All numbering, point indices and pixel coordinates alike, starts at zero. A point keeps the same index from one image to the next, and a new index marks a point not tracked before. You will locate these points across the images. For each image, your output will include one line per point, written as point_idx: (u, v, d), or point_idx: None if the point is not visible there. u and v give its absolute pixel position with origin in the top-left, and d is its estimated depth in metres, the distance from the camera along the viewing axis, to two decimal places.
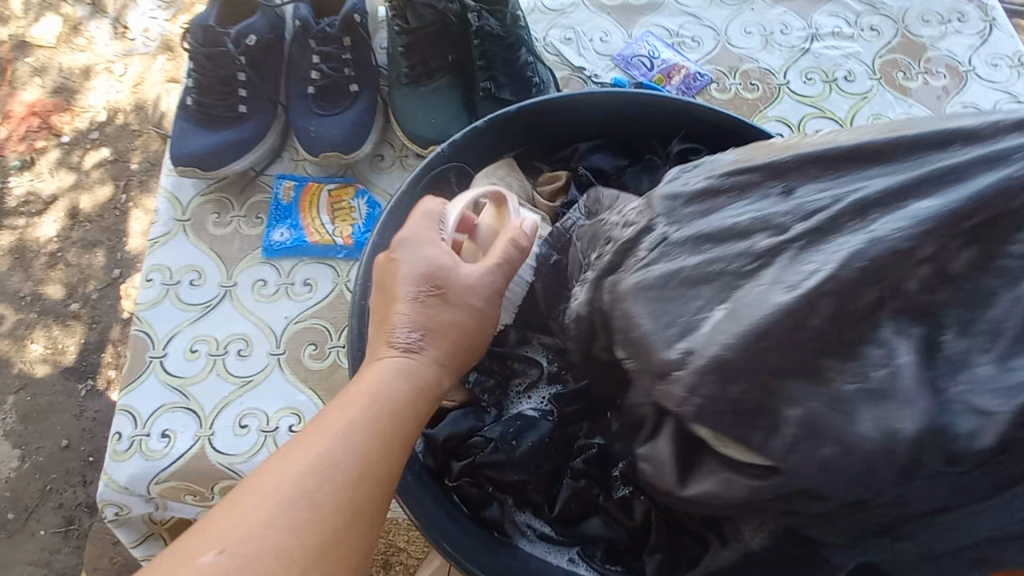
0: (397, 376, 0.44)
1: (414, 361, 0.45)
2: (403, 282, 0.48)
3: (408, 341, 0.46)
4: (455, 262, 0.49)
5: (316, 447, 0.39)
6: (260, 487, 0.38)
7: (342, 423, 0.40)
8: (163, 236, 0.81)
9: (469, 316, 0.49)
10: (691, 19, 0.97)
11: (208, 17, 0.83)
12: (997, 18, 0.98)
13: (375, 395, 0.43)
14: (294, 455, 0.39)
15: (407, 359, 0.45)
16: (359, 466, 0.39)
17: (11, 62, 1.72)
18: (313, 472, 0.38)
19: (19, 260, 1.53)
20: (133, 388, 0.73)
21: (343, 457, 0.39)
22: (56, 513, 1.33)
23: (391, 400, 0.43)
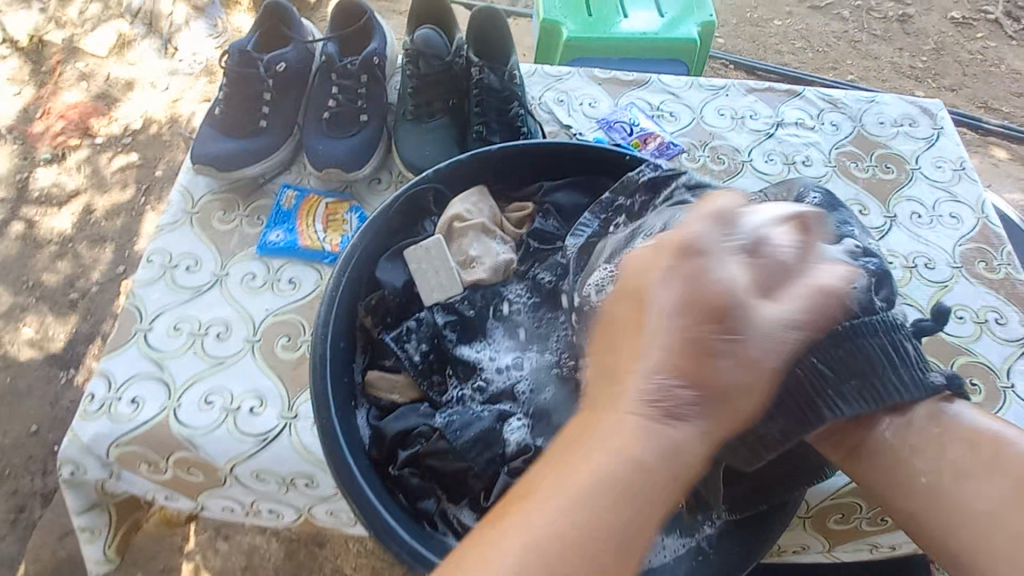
0: (663, 429, 0.43)
1: (688, 416, 0.44)
2: (664, 292, 0.46)
3: (663, 371, 0.44)
4: (720, 274, 0.46)
5: (590, 476, 0.40)
6: (506, 532, 0.39)
7: (599, 462, 0.41)
8: (170, 224, 0.90)
9: (755, 396, 0.46)
10: (671, 97, 1.10)
11: (247, 43, 0.96)
12: (945, 127, 1.10)
13: (623, 443, 0.42)
14: (523, 524, 0.39)
15: (658, 393, 0.44)
16: (587, 527, 0.39)
17: (64, 68, 1.89)
18: (558, 528, 0.39)
19: (30, 245, 1.63)
20: (115, 355, 0.79)
21: (583, 510, 0.39)
22: (9, 499, 1.34)
23: (639, 484, 0.41)
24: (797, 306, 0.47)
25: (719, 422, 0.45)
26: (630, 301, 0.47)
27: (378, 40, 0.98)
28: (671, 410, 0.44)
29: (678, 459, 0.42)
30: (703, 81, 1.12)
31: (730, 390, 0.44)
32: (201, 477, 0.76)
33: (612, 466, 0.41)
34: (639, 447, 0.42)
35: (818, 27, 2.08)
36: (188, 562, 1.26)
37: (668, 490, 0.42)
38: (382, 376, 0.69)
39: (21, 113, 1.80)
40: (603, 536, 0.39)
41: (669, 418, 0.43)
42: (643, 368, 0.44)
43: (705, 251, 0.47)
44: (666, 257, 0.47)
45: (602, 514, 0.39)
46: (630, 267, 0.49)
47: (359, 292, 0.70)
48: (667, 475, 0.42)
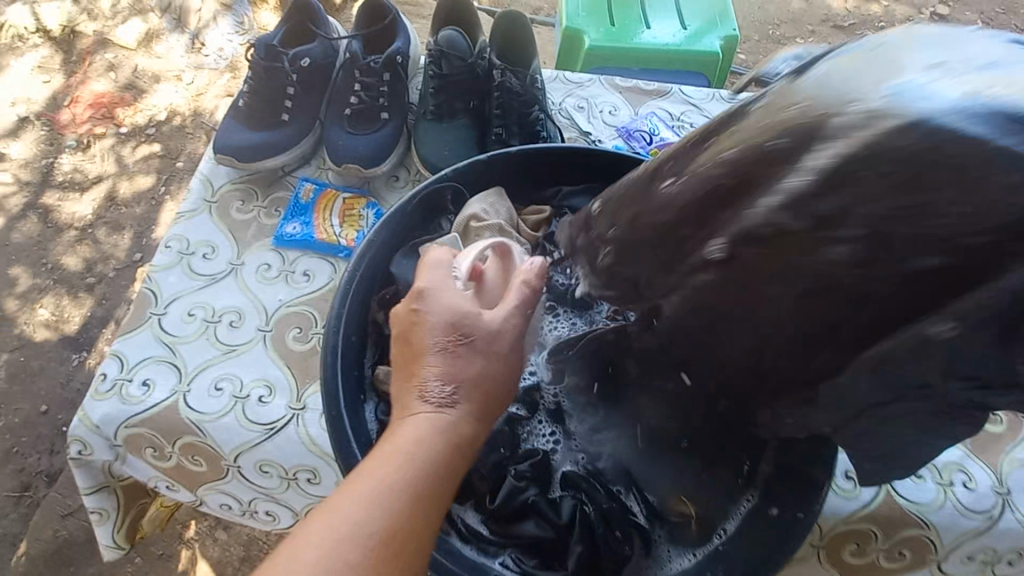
0: (441, 417, 0.46)
1: (459, 404, 0.47)
2: (426, 334, 0.49)
3: (445, 377, 0.47)
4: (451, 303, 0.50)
5: (375, 484, 0.42)
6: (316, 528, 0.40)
7: (411, 454, 0.44)
8: (190, 211, 0.91)
9: (494, 367, 0.49)
10: (692, 108, 1.10)
11: (274, 38, 0.97)
12: None
13: (408, 443, 0.44)
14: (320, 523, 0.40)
15: (441, 396, 0.47)
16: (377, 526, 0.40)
17: (94, 58, 1.93)
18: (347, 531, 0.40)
19: (51, 229, 1.66)
20: (130, 337, 0.80)
21: (395, 494, 0.42)
22: (15, 477, 1.36)
23: (429, 466, 0.44)
24: (509, 313, 0.52)
25: (478, 405, 0.48)
26: (402, 341, 0.50)
27: (402, 40, 0.99)
28: (444, 400, 0.47)
29: (452, 444, 0.45)
30: (725, 93, 1.12)
31: (476, 382, 0.48)
32: (203, 468, 0.77)
33: (400, 464, 0.43)
34: (420, 436, 0.45)
35: (841, 46, 2.07)
36: (186, 548, 1.27)
37: (446, 478, 0.44)
38: (392, 371, 0.69)
39: (50, 100, 1.84)
40: (361, 525, 0.40)
41: (450, 406, 0.47)
42: (429, 367, 0.47)
43: (435, 291, 0.51)
44: (432, 303, 0.51)
45: (398, 495, 0.42)
46: (396, 315, 0.51)
47: (373, 286, 0.70)
48: (445, 457, 0.45)
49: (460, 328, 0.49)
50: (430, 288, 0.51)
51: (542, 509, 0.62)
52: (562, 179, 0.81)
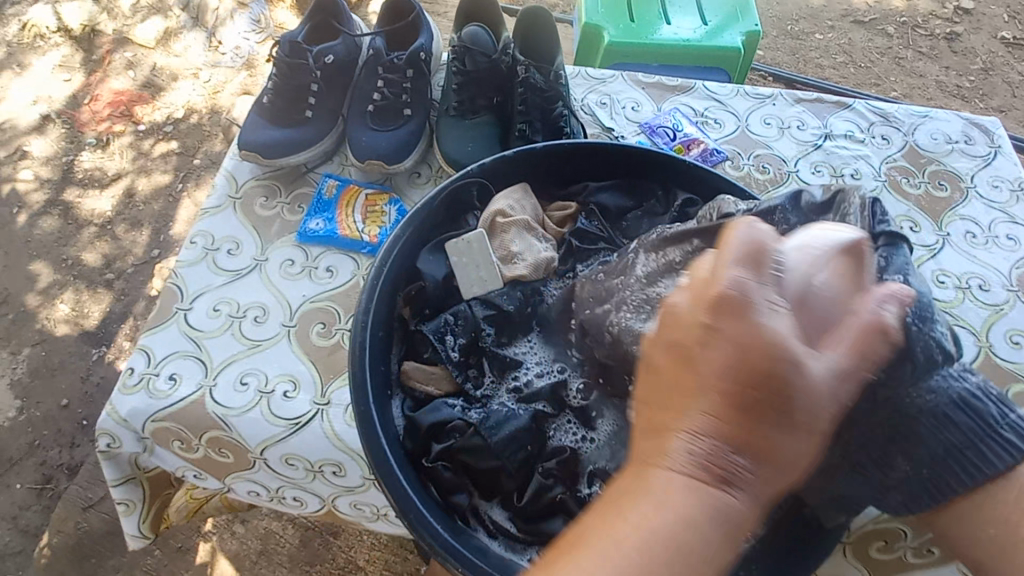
0: (719, 493, 0.40)
1: (744, 481, 0.41)
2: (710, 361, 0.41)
3: (711, 434, 0.41)
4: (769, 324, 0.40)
5: (632, 543, 0.38)
6: None
7: (652, 519, 0.39)
8: (214, 207, 0.91)
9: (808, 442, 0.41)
10: (716, 104, 1.08)
11: (297, 35, 0.97)
12: (1003, 146, 1.06)
13: (674, 501, 0.39)
14: None
15: (702, 456, 0.40)
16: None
17: (113, 56, 1.95)
18: None
19: (71, 225, 1.68)
20: (157, 331, 0.80)
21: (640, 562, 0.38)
22: (37, 470, 1.38)
23: (704, 523, 0.39)
24: (845, 348, 0.42)
25: (772, 476, 0.41)
26: (673, 360, 0.43)
27: (424, 36, 0.99)
28: (725, 471, 0.40)
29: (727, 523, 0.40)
30: (750, 89, 1.10)
31: (786, 459, 0.41)
32: (231, 458, 0.77)
33: (646, 528, 0.39)
34: (676, 501, 0.39)
35: (861, 42, 2.04)
36: (205, 541, 1.28)
37: (739, 525, 0.40)
38: (418, 367, 0.69)
39: (70, 98, 1.86)
40: (666, 572, 0.37)
41: (728, 478, 0.40)
42: (698, 408, 0.41)
43: (747, 302, 0.41)
44: (702, 313, 0.42)
45: (658, 569, 0.37)
46: (672, 316, 0.44)
47: (399, 282, 0.70)
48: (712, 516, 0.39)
49: (767, 361, 0.39)
50: None
51: (570, 508, 0.62)
52: (585, 173, 0.80)
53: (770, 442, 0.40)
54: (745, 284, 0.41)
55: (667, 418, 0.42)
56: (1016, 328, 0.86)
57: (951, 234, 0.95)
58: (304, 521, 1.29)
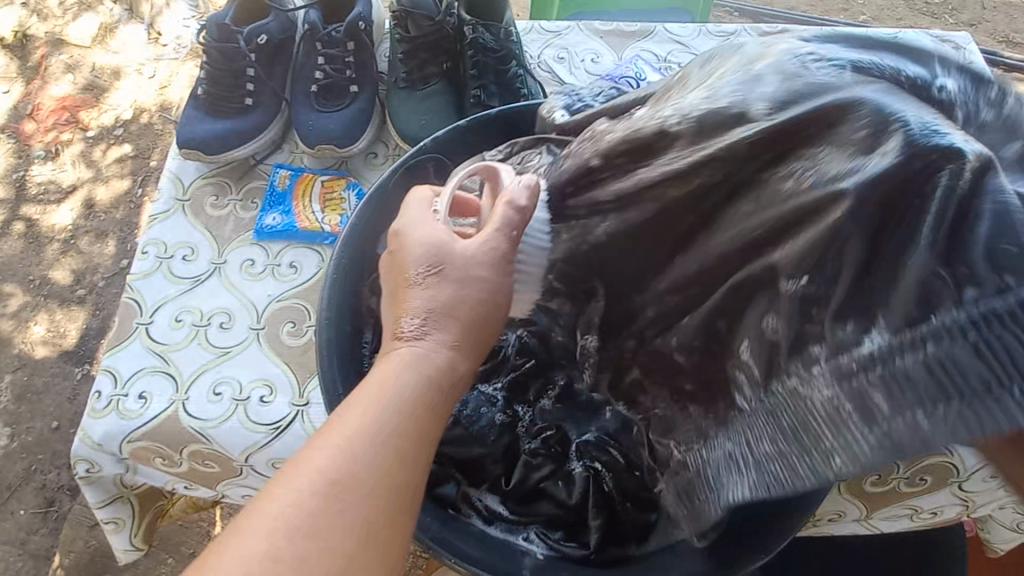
0: (429, 369, 0.45)
1: (428, 348, 0.45)
2: (420, 283, 0.47)
3: (425, 334, 0.46)
4: (457, 243, 0.49)
5: (341, 455, 0.40)
6: (310, 469, 0.39)
7: (367, 420, 0.41)
8: (163, 213, 0.86)
9: (486, 310, 0.48)
10: (679, 46, 1.03)
11: (225, 16, 0.90)
12: (974, 61, 1.03)
13: (397, 387, 0.43)
14: (315, 454, 0.40)
15: (421, 353, 0.45)
16: (351, 464, 0.40)
17: (49, 60, 1.83)
18: (343, 464, 0.39)
19: (33, 244, 1.61)
20: (119, 350, 0.77)
21: (340, 487, 0.39)
22: (38, 494, 1.36)
23: (424, 402, 0.43)
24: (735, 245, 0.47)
25: (445, 395, 0.45)
26: (398, 275, 0.48)
27: (362, 3, 0.92)
28: (457, 373, 0.45)
29: (423, 406, 0.43)
30: (713, 28, 1.05)
31: (448, 352, 0.46)
32: (217, 467, 0.75)
33: (341, 444, 0.40)
34: (401, 396, 0.43)
35: None
36: None
37: (411, 430, 0.42)
38: None
39: (11, 110, 1.76)
40: (347, 482, 0.39)
41: (430, 358, 0.45)
42: (409, 316, 0.46)
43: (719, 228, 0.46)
44: (415, 268, 0.48)
45: (379, 445, 0.41)
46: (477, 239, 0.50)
47: (362, 273, 0.66)
48: (421, 413, 0.43)
49: (434, 256, 0.48)
50: (408, 224, 0.51)
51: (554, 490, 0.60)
52: None
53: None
54: (441, 244, 0.48)
55: (386, 344, 0.46)
56: None
57: None
58: None
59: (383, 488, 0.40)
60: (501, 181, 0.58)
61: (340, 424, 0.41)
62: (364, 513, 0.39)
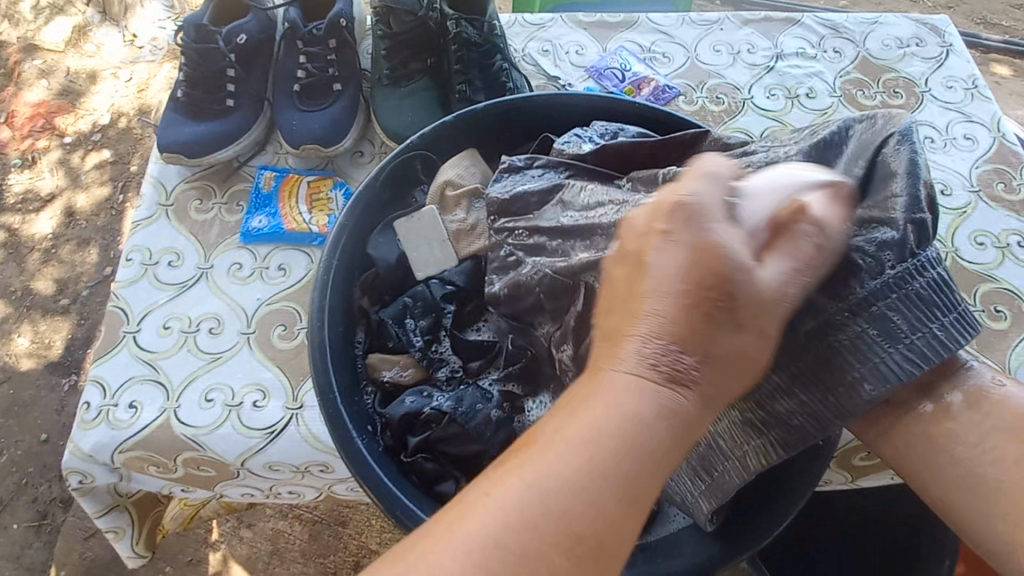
0: (667, 392, 0.39)
1: (692, 378, 0.39)
2: (662, 259, 0.40)
3: (663, 336, 0.39)
4: (718, 231, 0.41)
5: (526, 487, 0.35)
6: (517, 479, 0.36)
7: (604, 417, 0.37)
8: (146, 218, 0.85)
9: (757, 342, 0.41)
10: (663, 36, 1.03)
11: (202, 16, 0.89)
12: (953, 44, 1.04)
13: (622, 401, 0.38)
14: (517, 480, 0.35)
15: (654, 358, 0.39)
16: (586, 509, 0.35)
17: (22, 66, 1.78)
18: (563, 472, 0.35)
19: (13, 254, 1.58)
20: (107, 359, 0.75)
21: (524, 510, 0.34)
22: (30, 507, 1.34)
23: (646, 418, 0.38)
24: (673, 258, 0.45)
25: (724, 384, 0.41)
26: (632, 271, 0.42)
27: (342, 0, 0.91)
28: (679, 375, 0.39)
29: (677, 420, 0.38)
30: (696, 16, 1.05)
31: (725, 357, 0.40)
32: (213, 472, 0.74)
33: (546, 478, 0.35)
34: (625, 405, 0.38)
35: None
36: (214, 551, 1.26)
37: (646, 460, 0.37)
38: (381, 358, 0.66)
39: None
40: (564, 511, 0.35)
41: (680, 381, 0.39)
42: (637, 338, 0.39)
43: (705, 217, 0.41)
44: (657, 222, 0.42)
45: (605, 464, 0.36)
46: (625, 231, 0.44)
47: (353, 273, 0.66)
48: (671, 436, 0.38)
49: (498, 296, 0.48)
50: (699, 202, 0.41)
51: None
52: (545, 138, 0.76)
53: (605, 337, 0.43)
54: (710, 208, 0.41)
55: (621, 323, 0.41)
56: (980, 228, 0.86)
57: None
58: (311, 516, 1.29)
59: (597, 506, 0.35)
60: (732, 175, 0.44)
61: (522, 464, 0.36)
62: (603, 519, 0.35)
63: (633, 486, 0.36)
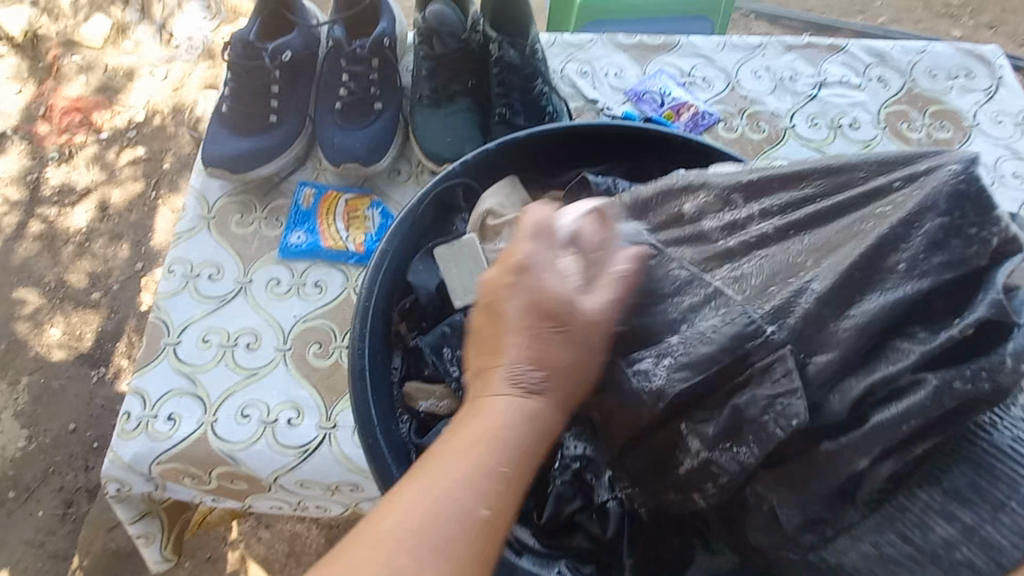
0: (527, 402, 0.45)
1: (547, 389, 0.46)
2: (513, 306, 0.48)
3: (529, 362, 0.46)
4: (548, 281, 0.48)
5: (454, 481, 0.40)
6: (422, 479, 0.40)
7: (458, 457, 0.41)
8: (188, 231, 0.86)
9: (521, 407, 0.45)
10: (703, 60, 1.02)
11: (249, 32, 0.90)
12: (1004, 77, 1.01)
13: (499, 420, 0.43)
14: (424, 482, 0.40)
15: (519, 375, 0.46)
16: (459, 511, 0.39)
17: (62, 61, 1.83)
18: (451, 486, 0.40)
19: (48, 246, 1.62)
20: (147, 370, 0.77)
21: (500, 459, 0.42)
22: (55, 495, 1.37)
23: (520, 436, 0.43)
24: (611, 292, 0.51)
25: (568, 393, 0.47)
26: (487, 314, 0.49)
27: (386, 20, 0.92)
28: (531, 388, 0.46)
29: (532, 433, 0.44)
30: (738, 41, 1.04)
31: (561, 366, 0.47)
32: (246, 485, 0.75)
33: (482, 445, 0.42)
34: (504, 422, 0.44)
35: None
36: (233, 549, 1.28)
37: (494, 485, 0.41)
38: (419, 387, 0.66)
39: (24, 111, 1.76)
40: (440, 519, 0.39)
41: (534, 393, 0.46)
42: (514, 350, 0.47)
43: (538, 267, 0.49)
44: (507, 275, 0.49)
45: (495, 467, 0.41)
46: (485, 287, 0.50)
47: (392, 299, 0.67)
48: (523, 456, 0.43)
49: (560, 314, 0.48)
50: (531, 262, 0.49)
51: (588, 524, 0.60)
52: (588, 159, 0.76)
53: (578, 370, 0.48)
54: (539, 256, 0.49)
55: (489, 357, 0.47)
56: None
57: None
58: (328, 519, 1.30)
59: (463, 513, 0.39)
60: (559, 225, 0.52)
61: (444, 457, 0.41)
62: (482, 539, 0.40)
63: (495, 482, 0.41)
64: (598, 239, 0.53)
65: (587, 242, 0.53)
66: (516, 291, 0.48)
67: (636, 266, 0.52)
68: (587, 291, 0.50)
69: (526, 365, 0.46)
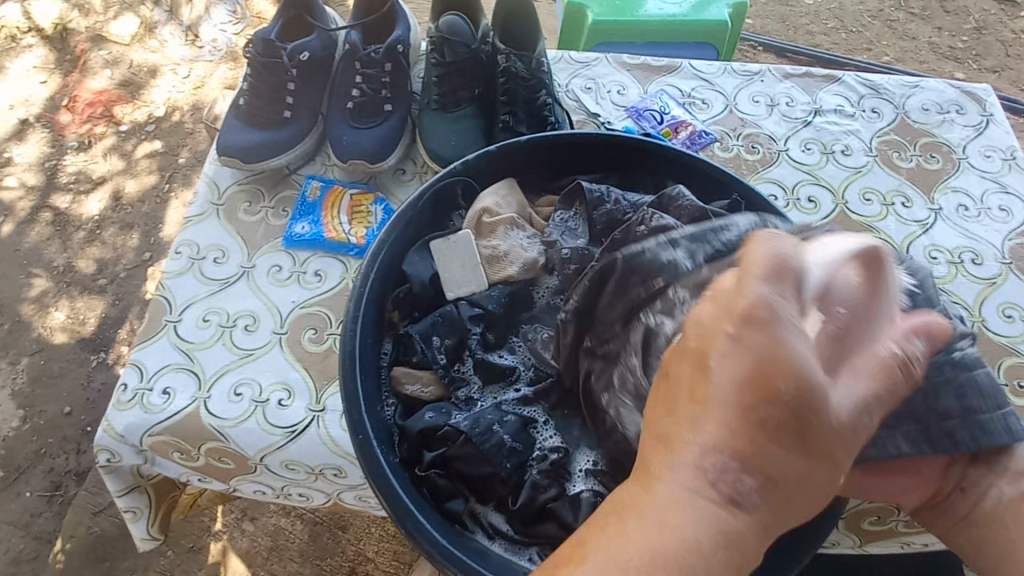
0: (722, 516, 0.36)
1: (750, 501, 0.36)
2: (726, 367, 0.36)
3: (732, 456, 0.36)
4: (794, 340, 0.36)
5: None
6: None
7: (620, 564, 0.35)
8: (197, 216, 0.90)
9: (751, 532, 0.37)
10: (704, 83, 1.06)
11: (271, 32, 0.95)
12: (995, 114, 1.05)
13: (680, 528, 0.35)
14: None
15: (718, 476, 0.36)
16: None
17: (89, 55, 1.90)
18: None
19: (60, 231, 1.66)
20: (147, 345, 0.80)
21: None
22: (45, 477, 1.39)
23: (706, 547, 0.35)
24: (874, 381, 0.38)
25: (794, 512, 0.37)
26: (693, 370, 0.38)
27: (401, 28, 0.97)
28: (737, 495, 0.36)
29: (734, 549, 0.36)
30: (738, 66, 1.08)
31: (793, 483, 0.37)
32: (232, 464, 0.77)
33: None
34: (691, 537, 0.35)
35: (851, 6, 1.99)
36: (216, 540, 1.29)
37: None
38: (408, 371, 0.68)
39: (48, 101, 1.82)
40: None
41: (737, 507, 0.36)
42: (711, 442, 0.36)
43: (783, 319, 0.36)
44: (731, 323, 0.36)
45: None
46: (689, 334, 0.38)
47: (387, 287, 0.70)
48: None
49: (791, 397, 0.35)
50: (775, 313, 0.36)
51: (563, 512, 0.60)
52: (582, 168, 0.79)
53: (814, 489, 0.37)
54: (773, 303, 0.36)
55: (666, 435, 0.38)
56: (1010, 300, 0.85)
57: (943, 207, 0.94)
58: (313, 516, 1.30)
59: None
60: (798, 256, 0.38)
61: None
62: None
63: None
64: (857, 281, 0.43)
65: (838, 297, 0.42)
66: (742, 349, 0.36)
67: (882, 333, 0.41)
68: (837, 372, 0.39)
69: (719, 458, 0.36)
